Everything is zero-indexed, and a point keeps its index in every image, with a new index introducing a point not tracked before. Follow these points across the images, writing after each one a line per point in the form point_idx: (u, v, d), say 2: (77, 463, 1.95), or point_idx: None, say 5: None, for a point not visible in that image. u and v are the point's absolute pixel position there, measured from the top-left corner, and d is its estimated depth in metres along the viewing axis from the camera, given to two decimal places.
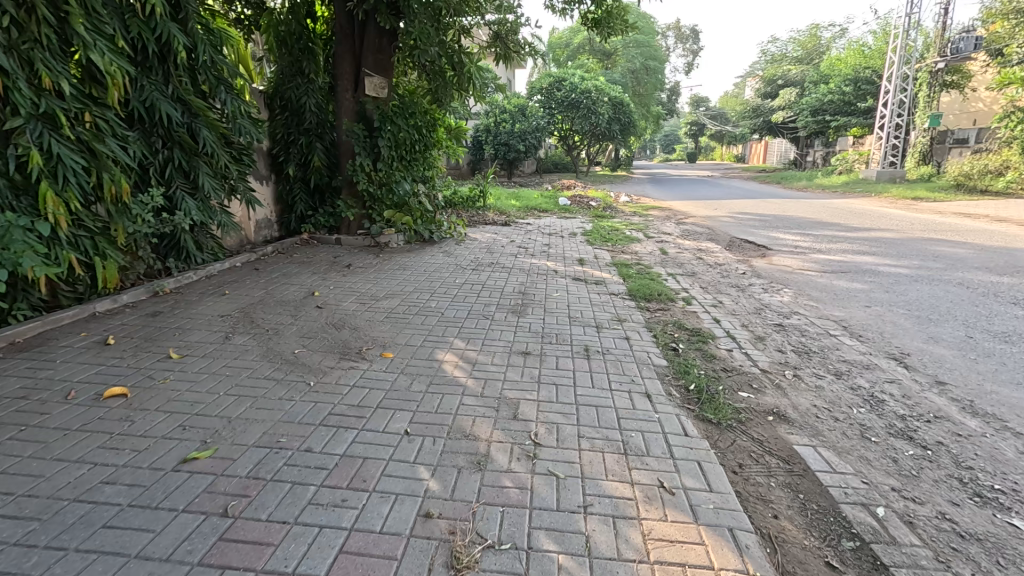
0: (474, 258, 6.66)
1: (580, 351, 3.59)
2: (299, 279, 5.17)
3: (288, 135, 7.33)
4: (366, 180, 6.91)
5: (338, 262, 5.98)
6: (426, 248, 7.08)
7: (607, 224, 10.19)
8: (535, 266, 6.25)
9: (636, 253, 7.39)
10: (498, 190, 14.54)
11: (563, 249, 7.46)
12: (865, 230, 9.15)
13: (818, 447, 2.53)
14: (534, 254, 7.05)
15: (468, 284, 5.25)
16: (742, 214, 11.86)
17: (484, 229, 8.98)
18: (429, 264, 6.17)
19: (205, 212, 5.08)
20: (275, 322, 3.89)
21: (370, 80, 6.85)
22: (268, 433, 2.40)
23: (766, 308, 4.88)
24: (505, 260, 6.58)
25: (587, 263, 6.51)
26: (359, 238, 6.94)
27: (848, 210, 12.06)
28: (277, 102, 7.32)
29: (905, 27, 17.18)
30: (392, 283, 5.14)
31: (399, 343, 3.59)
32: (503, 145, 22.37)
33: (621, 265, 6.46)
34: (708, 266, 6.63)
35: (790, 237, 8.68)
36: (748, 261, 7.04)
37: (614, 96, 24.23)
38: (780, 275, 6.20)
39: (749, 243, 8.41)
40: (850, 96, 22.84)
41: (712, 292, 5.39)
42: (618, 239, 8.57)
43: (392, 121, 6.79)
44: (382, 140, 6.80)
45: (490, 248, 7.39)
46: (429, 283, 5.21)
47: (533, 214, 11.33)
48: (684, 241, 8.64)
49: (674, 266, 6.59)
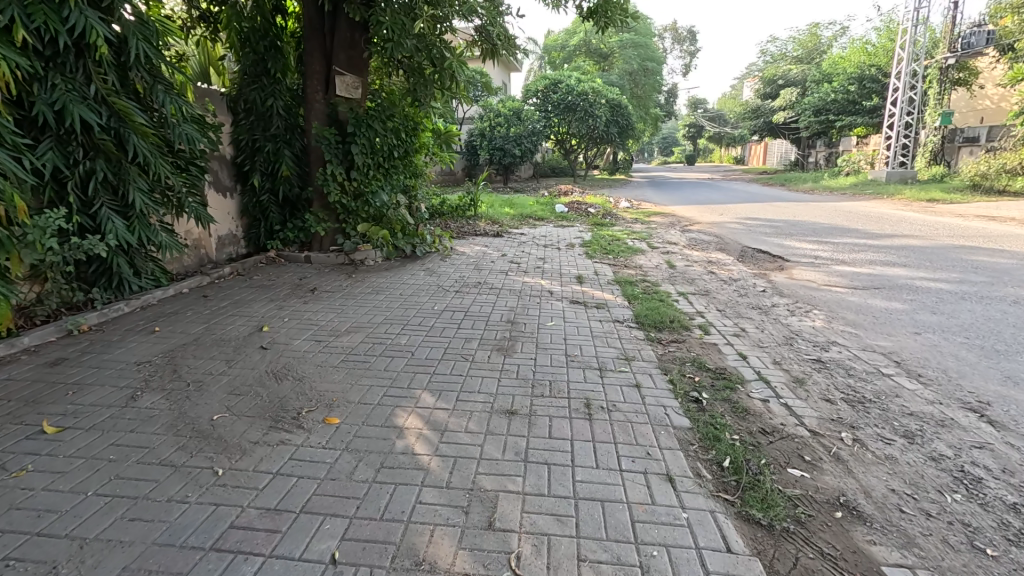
0: (458, 276, 5.93)
1: (579, 408, 2.84)
2: (251, 308, 4.43)
3: (252, 142, 6.62)
4: (339, 191, 6.18)
5: (302, 285, 5.25)
6: (407, 265, 6.35)
7: (607, 232, 9.48)
8: (527, 286, 5.53)
9: (640, 267, 6.67)
10: (492, 197, 13.83)
11: (559, 264, 6.74)
12: (887, 237, 8.42)
13: (917, 570, 1.79)
14: (527, 270, 6.34)
15: (448, 311, 4.52)
16: (750, 220, 11.14)
17: (473, 241, 8.25)
18: (406, 285, 5.43)
19: (140, 231, 4.37)
20: (202, 372, 3.15)
21: (341, 79, 6.13)
22: (128, 570, 1.67)
23: (798, 337, 4.14)
24: (493, 279, 5.87)
25: (586, 281, 5.79)
26: (332, 256, 6.22)
27: (862, 215, 11.34)
28: (241, 106, 6.60)
29: (913, 23, 16.47)
30: (358, 312, 4.40)
31: (352, 400, 2.85)
32: (498, 149, 21.67)
33: (625, 283, 5.73)
34: (722, 283, 5.91)
35: (807, 246, 7.96)
36: (765, 276, 6.31)
37: (611, 98, 23.55)
38: (805, 293, 5.46)
39: (763, 253, 7.69)
40: (855, 95, 22.13)
41: (731, 316, 4.67)
42: (620, 250, 7.86)
43: (368, 125, 6.09)
44: (355, 146, 6.07)
45: (477, 263, 6.66)
46: (402, 311, 4.48)
47: (528, 223, 10.62)
48: (692, 252, 7.92)
49: (684, 283, 5.86)
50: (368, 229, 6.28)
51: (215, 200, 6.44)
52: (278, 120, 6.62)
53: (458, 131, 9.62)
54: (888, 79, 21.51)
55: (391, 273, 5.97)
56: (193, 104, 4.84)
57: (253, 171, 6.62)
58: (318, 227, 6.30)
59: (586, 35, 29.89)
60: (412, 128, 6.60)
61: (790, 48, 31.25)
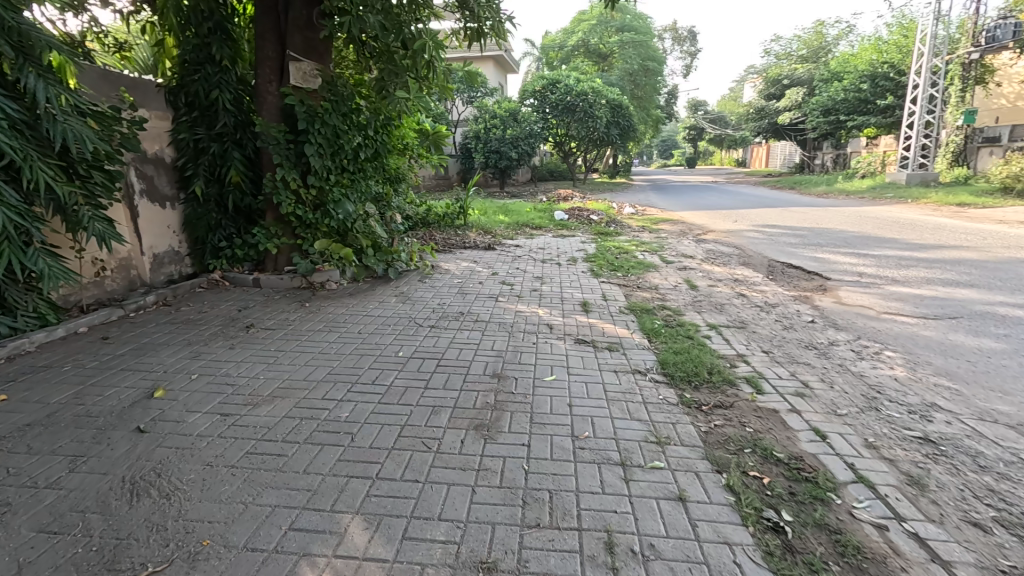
0: (436, 304, 4.86)
1: (597, 554, 1.79)
2: (157, 358, 3.36)
3: (195, 141, 5.58)
4: (293, 201, 5.12)
5: (238, 320, 4.18)
6: (377, 289, 5.29)
7: (613, 244, 8.47)
8: (520, 319, 4.45)
9: (657, 289, 5.62)
10: (485, 203, 12.79)
11: (561, 285, 5.67)
12: (934, 249, 7.33)
13: None
14: (521, 294, 5.27)
15: (414, 361, 3.46)
16: (769, 228, 10.08)
17: (460, 256, 7.19)
18: (369, 318, 4.37)
19: (11, 257, 3.32)
20: (26, 481, 2.09)
21: (296, 65, 5.09)
22: None
23: (882, 398, 3.08)
24: (478, 307, 4.80)
25: (593, 310, 4.73)
26: (286, 278, 5.19)
27: (892, 221, 10.25)
28: (181, 100, 5.54)
29: (935, 16, 15.39)
30: (294, 364, 3.34)
31: (232, 546, 1.79)
32: (494, 152, 20.65)
33: (641, 312, 4.69)
34: (759, 311, 4.85)
35: (845, 260, 6.89)
36: (807, 299, 5.26)
37: (612, 99, 22.54)
38: (865, 324, 4.41)
39: (795, 269, 6.66)
40: (867, 94, 21.02)
41: (784, 363, 3.61)
42: (630, 266, 6.79)
43: (323, 120, 4.97)
44: (309, 146, 4.97)
45: (461, 285, 5.60)
46: (354, 362, 3.40)
47: (525, 233, 9.57)
48: (712, 267, 6.87)
49: (713, 312, 4.80)
50: (330, 245, 5.22)
51: (151, 211, 5.41)
52: (225, 116, 5.59)
53: (448, 131, 8.59)
54: (902, 77, 20.45)
55: (355, 299, 4.91)
56: (77, 91, 3.79)
57: (196, 177, 5.57)
58: (269, 244, 5.25)
59: (585, 35, 28.95)
60: (383, 124, 5.54)
61: (794, 46, 30.18)
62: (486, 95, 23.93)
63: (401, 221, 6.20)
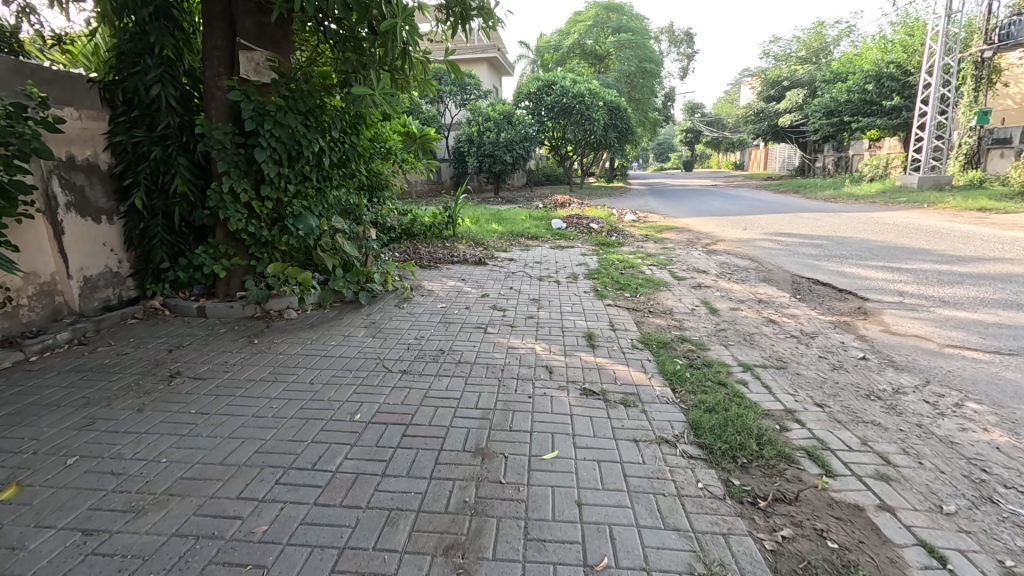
0: (410, 338, 4.07)
1: None
2: (34, 430, 2.56)
3: (133, 146, 4.77)
4: (244, 216, 4.30)
5: (164, 366, 3.37)
6: (345, 318, 4.50)
7: (616, 256, 7.72)
8: (511, 359, 3.66)
9: (672, 315, 4.85)
10: (477, 210, 12.05)
11: (560, 310, 4.90)
12: (974, 262, 6.58)
13: None
14: (513, 323, 4.49)
15: (373, 429, 2.66)
16: (783, 237, 9.34)
17: (445, 274, 6.41)
18: (326, 361, 3.56)
19: None
20: None
21: (245, 55, 4.28)
22: None
23: (993, 482, 2.32)
24: (460, 342, 4.00)
25: (600, 345, 3.95)
26: (236, 306, 4.38)
27: (914, 228, 9.53)
28: (118, 97, 4.73)
29: (946, 14, 14.78)
30: (212, 436, 2.54)
31: None
32: (488, 156, 19.96)
33: (657, 349, 3.91)
34: (796, 345, 4.09)
35: (878, 276, 6.15)
36: (848, 327, 4.51)
37: (609, 101, 21.85)
38: (929, 362, 3.66)
39: (823, 286, 5.92)
40: (873, 95, 20.37)
41: (848, 424, 2.84)
42: (638, 284, 6.03)
43: (275, 119, 4.12)
44: (259, 151, 4.15)
45: (442, 310, 4.82)
46: (295, 431, 2.60)
47: (520, 244, 8.80)
48: (730, 285, 6.12)
49: (742, 347, 4.04)
50: (288, 267, 4.39)
51: (80, 227, 4.59)
52: (168, 116, 4.77)
53: (434, 134, 7.86)
54: (907, 77, 19.83)
55: (314, 333, 4.11)
56: None
57: (136, 187, 4.75)
58: (218, 266, 4.42)
59: (581, 36, 28.30)
60: (351, 124, 4.80)
61: (794, 47, 29.59)
62: (480, 97, 23.23)
63: (375, 236, 5.43)
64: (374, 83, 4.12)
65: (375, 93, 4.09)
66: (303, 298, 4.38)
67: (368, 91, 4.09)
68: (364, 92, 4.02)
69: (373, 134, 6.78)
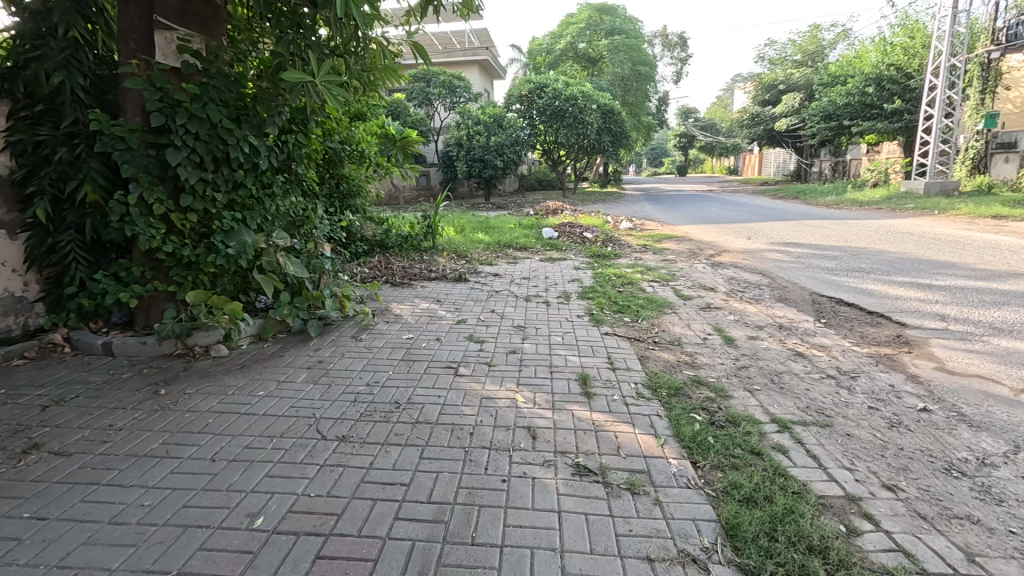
0: (359, 384, 3.28)
1: None
2: None
3: (35, 145, 3.92)
4: (159, 233, 3.48)
5: (25, 434, 2.56)
6: (287, 357, 3.69)
7: (613, 271, 6.99)
8: (481, 417, 2.86)
9: (680, 348, 4.09)
10: (463, 219, 11.32)
11: (548, 342, 4.12)
12: (1013, 278, 5.88)
13: None
14: (491, 359, 3.72)
15: (274, 545, 1.86)
16: (792, 248, 8.63)
17: (417, 294, 5.61)
18: (244, 422, 2.75)
19: None
20: None
21: (162, 34, 3.50)
22: None
23: None
24: (421, 390, 3.20)
25: (597, 394, 3.18)
26: (152, 343, 3.57)
27: (932, 238, 8.84)
28: (19, 87, 3.91)
29: (951, 14, 14.21)
30: (32, 566, 1.74)
31: None
32: (478, 160, 19.24)
33: (668, 400, 3.15)
34: (837, 391, 3.33)
35: (910, 296, 5.42)
36: (892, 363, 3.77)
37: (602, 104, 21.17)
38: (1009, 415, 2.92)
39: (849, 308, 5.19)
40: (873, 98, 19.79)
41: (937, 523, 2.08)
42: (639, 306, 5.26)
43: (189, 113, 3.36)
44: (173, 152, 3.37)
45: (406, 342, 4.05)
46: (158, 553, 1.81)
47: (507, 256, 8.02)
48: (743, 306, 5.38)
49: (771, 393, 3.28)
50: (210, 295, 3.56)
51: None
52: (78, 111, 3.93)
53: (415, 137, 7.19)
54: (908, 80, 19.29)
55: (242, 377, 3.31)
56: None
57: (38, 197, 3.89)
58: (129, 293, 3.60)
59: (573, 38, 27.69)
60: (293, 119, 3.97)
61: (789, 50, 29.10)
62: (470, 101, 22.56)
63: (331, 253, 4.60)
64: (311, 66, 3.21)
65: (312, 78, 3.13)
66: (229, 336, 3.54)
67: (306, 74, 3.11)
68: (299, 77, 3.07)
69: (341, 135, 6.38)
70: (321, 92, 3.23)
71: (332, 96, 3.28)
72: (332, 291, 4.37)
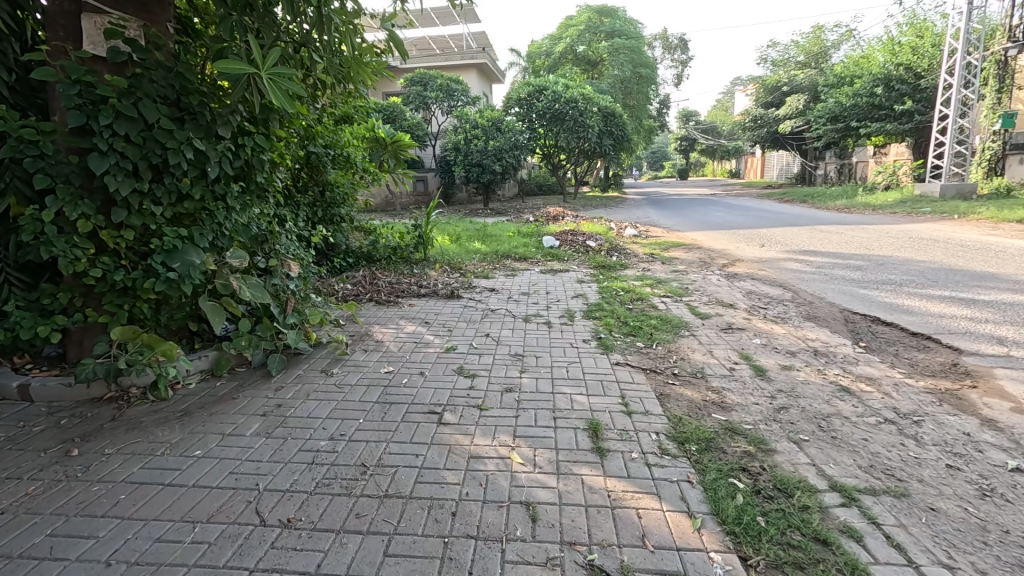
0: (320, 439, 2.69)
1: None
2: None
3: None
4: (88, 254, 2.91)
5: None
6: (242, 399, 3.12)
7: (620, 284, 6.41)
8: (467, 488, 2.28)
9: (705, 383, 3.51)
10: (459, 227, 10.78)
11: (550, 376, 3.54)
12: None
13: None
14: (481, 401, 3.13)
15: None
16: (810, 256, 8.05)
17: (402, 314, 5.02)
18: (166, 498, 2.17)
19: None
20: None
21: (87, 18, 2.93)
22: None
23: None
24: (395, 447, 2.62)
25: (611, 451, 2.59)
26: (77, 385, 2.98)
27: (960, 245, 8.25)
28: None
29: (966, 10, 13.69)
30: None
31: None
32: (476, 165, 18.71)
33: (699, 457, 2.56)
34: (902, 442, 2.75)
35: (955, 314, 4.84)
36: (958, 402, 3.18)
37: (603, 106, 20.65)
38: None
39: (889, 329, 4.62)
40: (881, 98, 19.26)
41: None
42: (651, 327, 4.69)
43: (116, 110, 2.78)
44: (97, 158, 2.78)
45: (384, 378, 3.48)
46: None
47: (504, 268, 7.45)
48: (768, 326, 4.80)
49: (822, 446, 2.69)
50: (140, 331, 2.98)
51: None
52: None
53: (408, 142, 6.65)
54: (918, 80, 18.76)
55: (178, 431, 2.72)
56: None
57: None
58: (47, 326, 2.99)
59: (573, 41, 27.24)
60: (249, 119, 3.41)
61: (792, 52, 28.60)
62: (468, 104, 22.07)
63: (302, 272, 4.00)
64: (255, 55, 2.66)
65: (255, 71, 2.57)
66: (161, 380, 2.96)
67: (246, 67, 2.54)
68: (237, 69, 2.50)
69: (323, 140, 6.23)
70: (267, 88, 2.67)
71: (281, 92, 2.72)
72: (301, 317, 3.79)
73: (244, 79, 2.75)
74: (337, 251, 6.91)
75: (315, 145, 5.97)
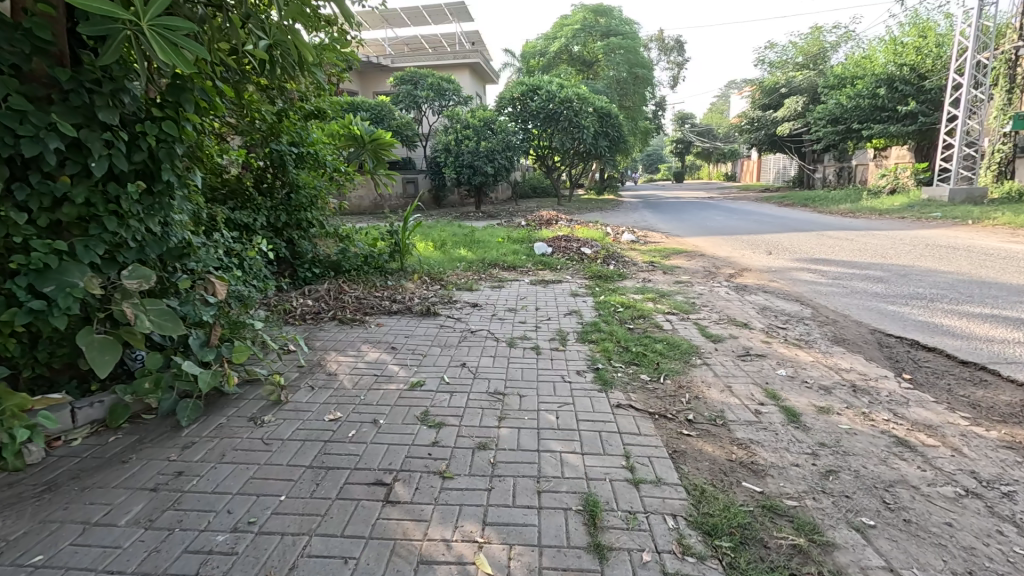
0: (218, 530, 1.97)
1: None
2: None
3: None
4: None
5: None
6: (132, 463, 2.40)
7: (619, 298, 5.73)
8: None
9: (727, 433, 2.83)
10: (444, 231, 10.10)
11: (533, 424, 2.85)
12: None
13: None
14: (444, 467, 2.43)
15: None
16: (824, 266, 7.42)
17: (366, 337, 4.31)
18: None
19: None
20: None
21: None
22: None
23: None
24: (317, 546, 1.91)
25: (614, 553, 1.88)
26: None
27: (984, 253, 7.65)
28: None
29: (977, 7, 13.17)
30: None
31: None
32: (467, 167, 18.01)
33: (733, 560, 1.87)
34: (999, 529, 2.08)
35: (1006, 338, 4.20)
36: None
37: (599, 107, 20.03)
38: None
39: (934, 357, 3.96)
40: (884, 100, 18.76)
41: None
42: (656, 354, 4.01)
43: None
44: None
45: (326, 429, 2.77)
46: None
47: (490, 279, 6.76)
48: (792, 351, 4.13)
49: (896, 537, 2.01)
50: None
51: None
52: None
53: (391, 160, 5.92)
54: (921, 81, 18.29)
55: (27, 520, 2.01)
56: None
57: None
58: None
59: (568, 40, 26.66)
60: (152, 100, 2.70)
61: (790, 53, 28.15)
62: (460, 104, 21.39)
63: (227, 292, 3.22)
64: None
65: (128, 15, 1.84)
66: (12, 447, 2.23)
67: (117, 9, 1.81)
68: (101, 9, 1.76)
69: (287, 136, 6.03)
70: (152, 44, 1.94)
71: (173, 50, 1.98)
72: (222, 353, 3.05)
73: (123, 34, 1.98)
74: (302, 261, 6.23)
75: (277, 141, 5.89)
